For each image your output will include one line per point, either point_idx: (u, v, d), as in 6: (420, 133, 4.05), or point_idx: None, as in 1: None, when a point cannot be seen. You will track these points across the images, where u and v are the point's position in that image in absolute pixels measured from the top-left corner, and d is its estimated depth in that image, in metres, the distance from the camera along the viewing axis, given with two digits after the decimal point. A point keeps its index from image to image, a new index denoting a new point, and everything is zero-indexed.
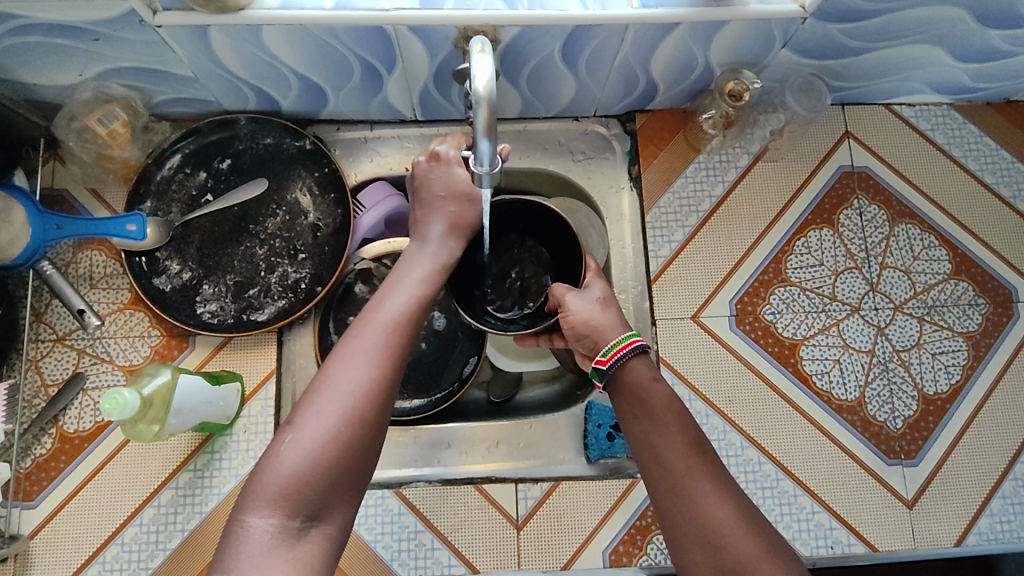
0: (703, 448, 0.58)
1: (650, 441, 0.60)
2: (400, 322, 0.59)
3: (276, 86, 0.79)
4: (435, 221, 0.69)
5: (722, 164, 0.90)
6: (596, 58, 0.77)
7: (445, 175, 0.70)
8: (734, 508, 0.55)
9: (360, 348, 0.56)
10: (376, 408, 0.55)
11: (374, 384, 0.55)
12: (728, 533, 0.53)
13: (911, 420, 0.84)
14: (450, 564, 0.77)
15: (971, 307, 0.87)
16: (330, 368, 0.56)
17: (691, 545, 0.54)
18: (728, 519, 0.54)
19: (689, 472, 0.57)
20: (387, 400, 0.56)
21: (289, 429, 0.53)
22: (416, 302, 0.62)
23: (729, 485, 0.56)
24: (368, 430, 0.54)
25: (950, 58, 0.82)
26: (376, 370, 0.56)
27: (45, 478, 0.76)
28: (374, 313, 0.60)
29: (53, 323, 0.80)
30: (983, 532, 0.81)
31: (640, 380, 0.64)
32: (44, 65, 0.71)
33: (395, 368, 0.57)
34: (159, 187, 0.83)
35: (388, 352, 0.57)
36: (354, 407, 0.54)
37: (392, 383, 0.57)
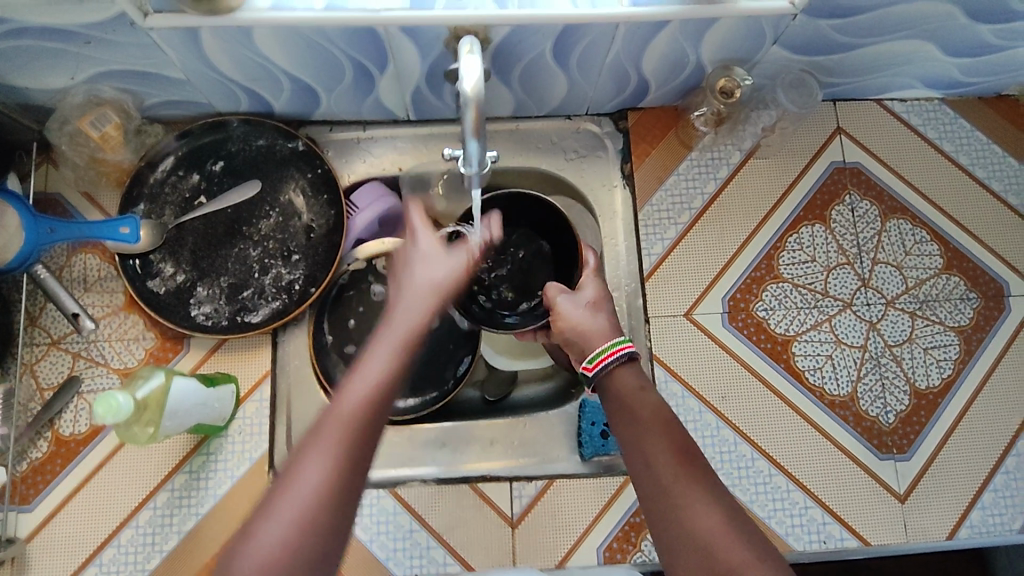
0: (691, 452, 0.59)
1: (638, 449, 0.60)
2: (364, 412, 0.54)
3: (268, 87, 0.79)
4: (411, 286, 0.63)
5: (715, 162, 0.90)
6: (588, 57, 0.77)
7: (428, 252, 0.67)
8: (722, 514, 0.55)
9: (326, 437, 0.52)
10: (337, 511, 0.50)
11: (333, 485, 0.50)
12: (717, 539, 0.53)
13: (903, 414, 0.84)
14: (446, 562, 0.78)
15: (962, 301, 0.88)
16: (296, 461, 0.51)
17: (681, 554, 0.54)
18: (717, 525, 0.54)
19: (678, 479, 0.57)
20: (354, 494, 0.52)
21: (254, 526, 0.49)
22: (383, 386, 0.55)
23: (718, 490, 0.56)
24: (336, 528, 0.50)
25: (940, 53, 0.83)
26: (338, 469, 0.51)
27: (42, 481, 0.77)
28: (338, 402, 0.54)
29: (48, 327, 0.80)
30: (975, 525, 0.81)
31: (627, 387, 0.64)
32: (36, 69, 0.72)
33: (365, 458, 0.53)
34: (152, 190, 0.84)
35: (359, 440, 0.52)
36: (313, 514, 0.49)
37: (361, 474, 0.52)
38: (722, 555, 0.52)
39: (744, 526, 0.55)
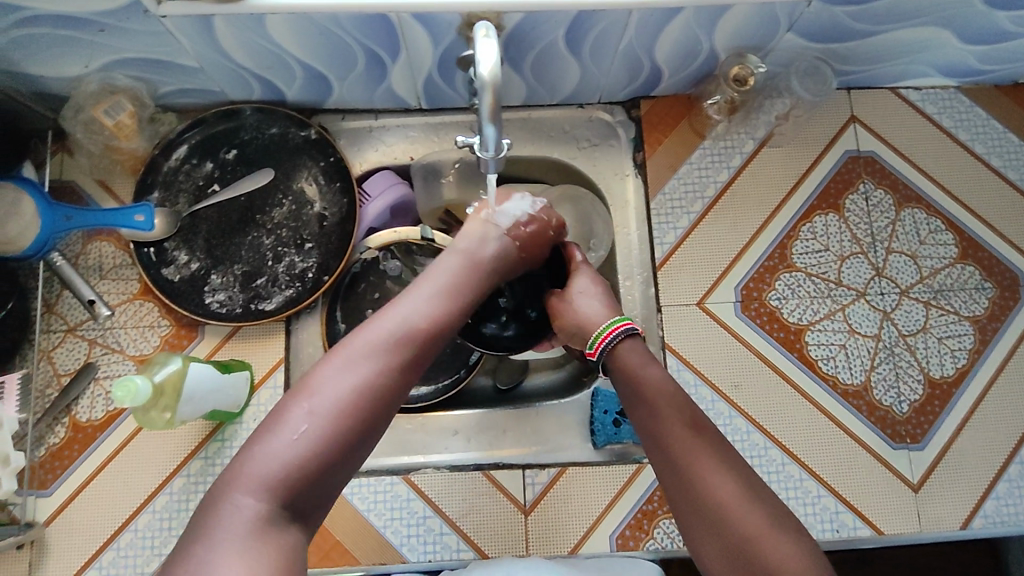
0: (701, 421, 0.59)
1: (648, 419, 0.60)
2: (425, 327, 0.59)
3: (281, 75, 0.80)
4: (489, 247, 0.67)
5: (728, 150, 0.90)
6: (601, 44, 0.77)
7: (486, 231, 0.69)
8: (738, 485, 0.55)
9: (366, 347, 0.55)
10: (382, 408, 0.55)
11: (386, 383, 0.55)
12: (732, 508, 0.54)
13: (917, 404, 0.84)
14: (459, 548, 0.78)
15: (977, 291, 0.87)
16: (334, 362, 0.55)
17: (701, 523, 0.55)
18: (732, 495, 0.54)
19: (691, 449, 0.57)
20: (385, 403, 0.55)
21: (283, 418, 0.53)
22: (444, 311, 0.61)
23: (731, 458, 0.57)
24: (372, 427, 0.54)
25: (956, 40, 0.82)
26: (395, 372, 0.55)
27: (60, 466, 0.77)
28: (402, 312, 0.59)
29: (64, 313, 0.81)
30: (989, 515, 0.81)
31: (634, 359, 0.65)
32: (51, 56, 0.72)
33: (400, 371, 0.56)
34: (166, 177, 0.84)
35: (400, 357, 0.56)
36: (361, 405, 0.53)
37: (396, 385, 0.56)
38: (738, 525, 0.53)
39: (758, 495, 0.55)
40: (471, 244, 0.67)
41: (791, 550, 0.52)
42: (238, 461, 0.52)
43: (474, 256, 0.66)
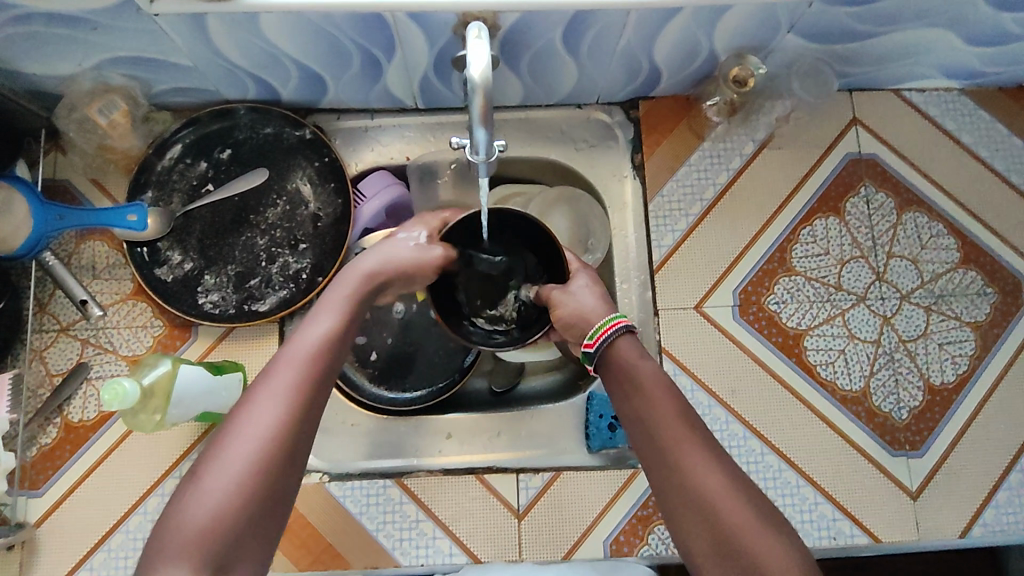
0: (691, 415, 0.58)
1: (637, 414, 0.59)
2: (320, 354, 0.55)
3: (275, 74, 0.79)
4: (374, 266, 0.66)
5: (727, 152, 0.89)
6: (599, 44, 0.76)
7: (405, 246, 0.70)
8: (726, 476, 0.54)
9: (274, 387, 0.52)
10: (291, 449, 0.50)
11: (287, 423, 0.50)
12: (719, 503, 0.52)
13: (917, 410, 0.83)
14: (451, 553, 0.77)
15: (979, 296, 0.86)
16: (243, 406, 0.51)
17: (688, 518, 0.53)
18: (719, 489, 0.53)
19: (679, 442, 0.55)
20: (307, 435, 0.52)
21: (193, 477, 0.48)
22: (337, 334, 0.57)
23: (721, 452, 0.56)
24: (283, 473, 0.49)
25: (960, 42, 0.81)
26: (294, 409, 0.51)
27: (51, 467, 0.77)
28: (293, 346, 0.55)
29: (57, 313, 0.80)
30: (989, 524, 0.80)
31: (626, 355, 0.63)
32: (43, 55, 0.71)
33: (315, 401, 0.53)
34: (160, 177, 0.83)
35: (311, 384, 0.53)
36: (267, 451, 0.49)
37: (313, 417, 0.53)
38: (725, 519, 0.52)
39: (748, 490, 0.53)
40: (375, 259, 0.67)
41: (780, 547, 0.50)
42: (154, 536, 0.47)
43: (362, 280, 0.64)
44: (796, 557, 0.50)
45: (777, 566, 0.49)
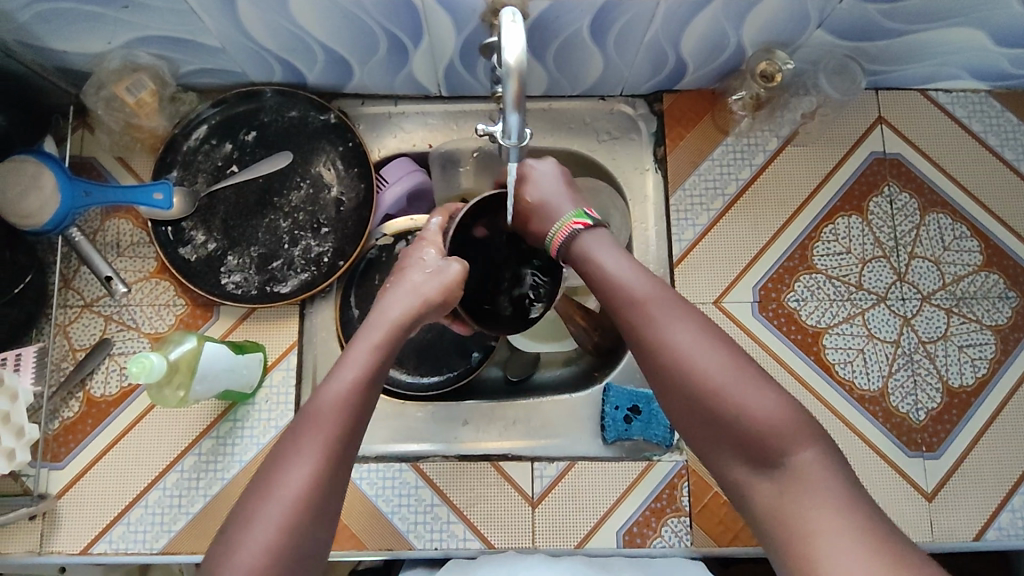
0: (661, 295, 0.61)
1: (617, 306, 0.63)
2: (346, 406, 0.55)
3: (302, 58, 0.79)
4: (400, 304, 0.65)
5: (751, 147, 0.88)
6: (625, 35, 0.76)
7: (432, 266, 0.69)
8: (697, 340, 0.57)
9: (301, 446, 0.52)
10: (320, 507, 0.51)
11: (315, 484, 0.51)
12: (701, 370, 0.55)
13: (935, 412, 0.82)
14: (465, 537, 0.78)
15: (1000, 300, 0.85)
16: (273, 465, 0.52)
17: (678, 396, 0.57)
18: (698, 356, 0.56)
19: (652, 317, 0.60)
20: (336, 494, 0.52)
21: (227, 536, 0.49)
22: (365, 383, 0.57)
23: (695, 322, 0.59)
24: (311, 531, 0.50)
25: (990, 42, 0.80)
26: (323, 470, 0.51)
27: (73, 440, 0.78)
28: (319, 395, 0.55)
29: (81, 289, 0.81)
30: (1004, 527, 0.80)
31: (594, 250, 0.67)
32: (76, 32, 0.72)
33: (342, 462, 0.53)
34: (186, 157, 0.84)
35: (337, 445, 0.53)
36: (295, 512, 0.49)
37: (339, 479, 0.53)
38: (709, 385, 0.55)
39: (729, 353, 0.56)
40: (401, 295, 0.66)
41: (769, 401, 0.53)
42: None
43: (390, 321, 0.63)
44: (775, 400, 0.54)
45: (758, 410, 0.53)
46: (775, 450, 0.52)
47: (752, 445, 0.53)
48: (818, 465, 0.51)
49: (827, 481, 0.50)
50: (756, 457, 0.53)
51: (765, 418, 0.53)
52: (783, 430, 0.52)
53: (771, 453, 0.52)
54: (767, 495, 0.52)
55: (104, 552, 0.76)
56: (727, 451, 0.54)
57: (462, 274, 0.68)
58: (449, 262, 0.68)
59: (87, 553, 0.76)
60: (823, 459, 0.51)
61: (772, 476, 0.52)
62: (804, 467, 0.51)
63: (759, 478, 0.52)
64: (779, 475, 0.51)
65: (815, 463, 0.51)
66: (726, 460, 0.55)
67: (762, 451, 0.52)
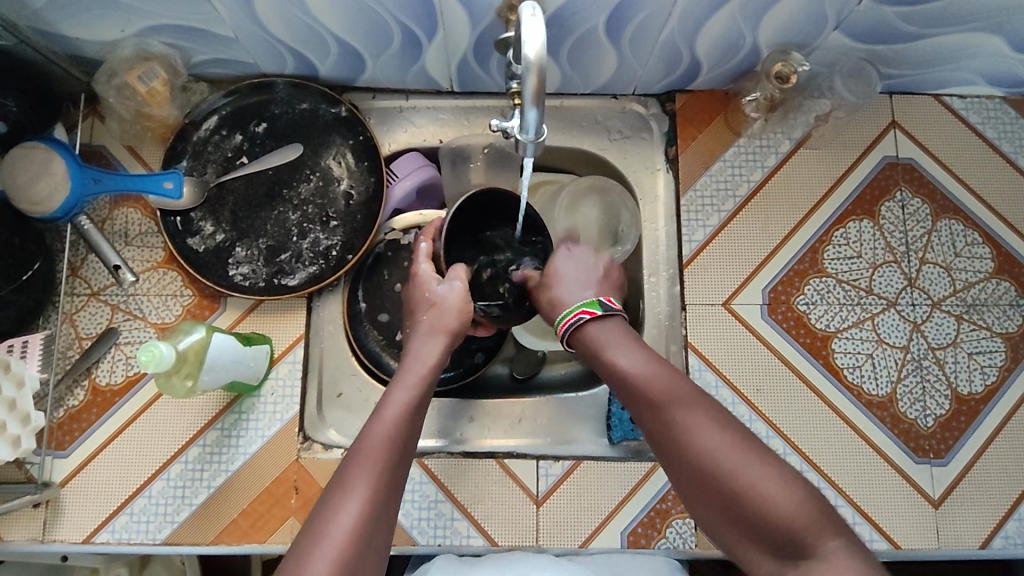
0: (677, 388, 0.61)
1: (633, 397, 0.63)
2: (388, 444, 0.58)
3: (316, 50, 0.79)
4: (428, 346, 0.68)
5: (763, 150, 0.88)
6: (641, 33, 0.76)
7: (439, 295, 0.71)
8: (716, 429, 0.57)
9: (349, 487, 0.55)
10: (370, 544, 0.53)
11: (364, 520, 0.54)
12: (724, 468, 0.55)
13: (943, 419, 0.82)
14: (469, 534, 0.78)
15: (1011, 307, 0.85)
16: (323, 506, 0.55)
17: (703, 495, 0.56)
18: (717, 448, 0.56)
19: (669, 409, 0.60)
20: (383, 529, 0.55)
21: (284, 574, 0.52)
22: (406, 423, 0.60)
23: (715, 417, 0.58)
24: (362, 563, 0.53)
25: (1006, 47, 0.79)
26: (371, 507, 0.55)
27: (78, 429, 0.78)
28: (362, 440, 0.59)
29: (88, 277, 0.81)
30: (1010, 536, 0.79)
31: (608, 344, 0.66)
32: (88, 19, 0.72)
33: (388, 498, 0.56)
34: (196, 147, 0.84)
35: (382, 483, 0.56)
36: (348, 547, 0.52)
37: (384, 516, 0.56)
38: (733, 484, 0.54)
39: (749, 446, 0.56)
40: (426, 333, 0.69)
41: (794, 495, 0.53)
42: None
43: (420, 366, 0.66)
44: (799, 490, 0.53)
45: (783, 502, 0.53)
46: (802, 548, 0.51)
47: (780, 543, 0.52)
48: (847, 556, 0.50)
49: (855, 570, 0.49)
50: (786, 550, 0.52)
51: (791, 515, 0.52)
52: (809, 522, 0.52)
53: (799, 550, 0.52)
54: None
55: (106, 542, 0.75)
56: (756, 548, 0.54)
57: (468, 299, 0.70)
58: (452, 285, 0.71)
59: (90, 542, 0.75)
60: (850, 550, 0.51)
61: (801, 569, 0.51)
62: (833, 561, 0.50)
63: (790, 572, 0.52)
64: (808, 568, 0.51)
65: (843, 553, 0.51)
66: (756, 558, 0.54)
67: (790, 544, 0.52)
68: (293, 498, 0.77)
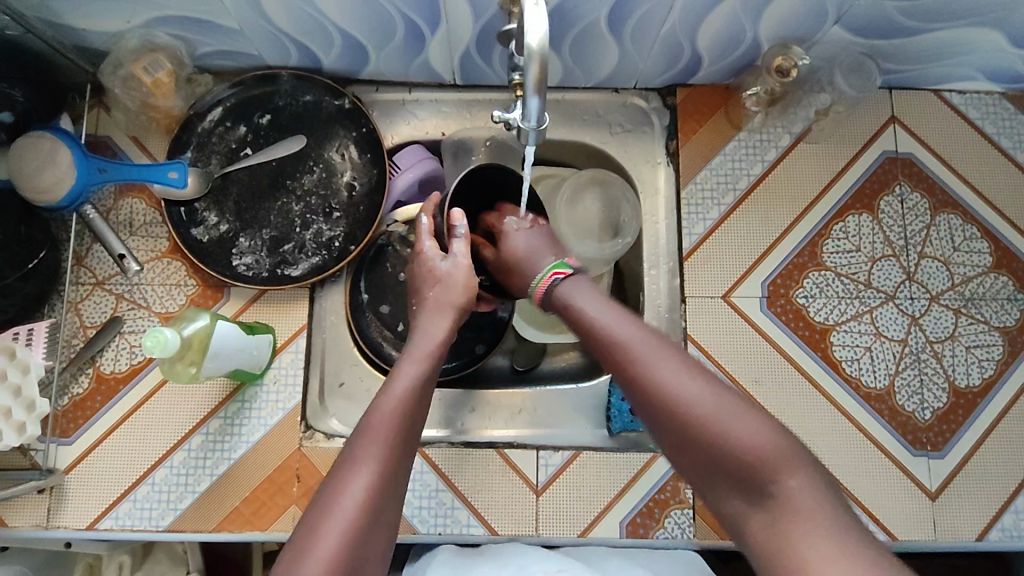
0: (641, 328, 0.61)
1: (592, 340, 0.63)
2: (398, 418, 0.59)
3: (320, 42, 0.80)
4: (434, 323, 0.69)
5: (763, 144, 0.88)
6: (643, 26, 0.76)
7: (443, 271, 0.72)
8: (673, 365, 0.57)
9: (358, 458, 0.56)
10: (380, 513, 0.54)
11: (375, 491, 0.54)
12: (685, 405, 0.55)
13: (940, 412, 0.82)
14: (469, 524, 0.78)
15: (1009, 302, 0.85)
16: (333, 478, 0.55)
17: (662, 431, 0.56)
18: (675, 384, 0.56)
19: (628, 349, 0.59)
20: (391, 506, 0.56)
21: (297, 542, 0.52)
22: (417, 398, 0.61)
23: (672, 354, 0.58)
24: (374, 534, 0.53)
25: (1005, 43, 0.80)
26: (382, 479, 0.55)
27: (82, 417, 0.78)
28: (371, 413, 0.59)
29: (93, 267, 0.82)
30: (1007, 528, 0.80)
31: (571, 292, 0.67)
32: (95, 10, 0.73)
33: (396, 477, 0.57)
34: (200, 139, 0.84)
35: (392, 456, 0.57)
36: (361, 517, 0.53)
37: (394, 489, 0.56)
38: (697, 420, 0.54)
39: (715, 384, 0.56)
40: (433, 309, 0.70)
41: (757, 431, 0.53)
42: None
43: (427, 345, 0.67)
44: (758, 424, 0.53)
45: (741, 434, 0.52)
46: (764, 481, 0.51)
47: (742, 479, 0.52)
48: (809, 494, 0.50)
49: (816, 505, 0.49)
50: (747, 487, 0.52)
51: (753, 449, 0.52)
52: (769, 457, 0.51)
53: (761, 484, 0.51)
54: (760, 525, 0.51)
55: (110, 528, 0.76)
56: (718, 483, 0.54)
57: (472, 274, 0.72)
58: (455, 260, 0.72)
59: (93, 528, 0.76)
60: (813, 485, 0.51)
61: (763, 505, 0.51)
62: (795, 495, 0.50)
63: (753, 510, 0.52)
64: (769, 505, 0.51)
65: (805, 489, 0.50)
66: (719, 496, 0.54)
67: (751, 480, 0.52)
68: (295, 486, 0.78)
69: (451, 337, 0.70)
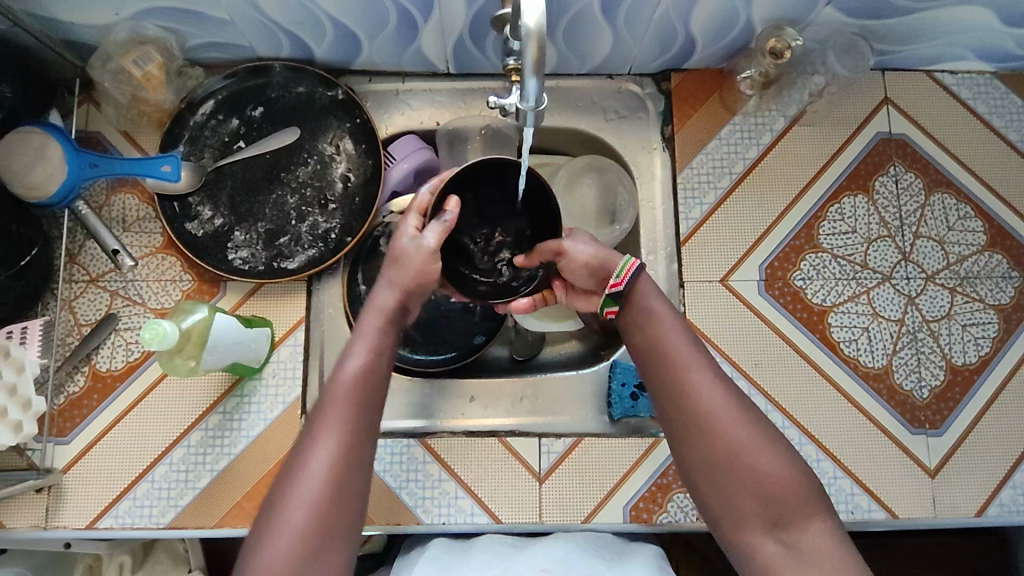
0: (703, 354, 0.66)
1: (650, 352, 0.66)
2: (354, 385, 0.61)
3: (311, 32, 0.79)
4: (386, 288, 0.67)
5: (758, 127, 0.88)
6: (636, 11, 0.76)
7: (404, 250, 0.66)
8: (726, 395, 0.63)
9: (321, 428, 0.59)
10: (345, 482, 0.57)
11: (336, 461, 0.57)
12: (734, 433, 0.61)
13: (938, 390, 0.83)
14: (473, 512, 0.78)
15: (1004, 280, 0.86)
16: (299, 448, 0.59)
17: (703, 451, 0.61)
18: (727, 413, 0.62)
19: (688, 369, 0.64)
20: (358, 472, 0.58)
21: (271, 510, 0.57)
22: (372, 367, 0.62)
23: (724, 383, 0.64)
24: (341, 503, 0.57)
25: (996, 20, 0.80)
26: (342, 448, 0.58)
27: (79, 415, 0.78)
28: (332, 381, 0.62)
29: (87, 264, 0.81)
30: (1006, 504, 0.80)
31: (638, 298, 0.69)
32: (82, 3, 0.72)
33: (363, 436, 0.60)
34: (193, 132, 0.84)
35: (351, 427, 0.59)
36: (324, 488, 0.57)
37: (359, 457, 0.59)
38: (741, 446, 0.61)
39: (756, 420, 0.63)
40: (386, 278, 0.67)
41: (787, 469, 0.60)
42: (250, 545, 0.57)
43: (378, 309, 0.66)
44: (789, 466, 0.61)
45: (775, 470, 0.60)
46: (790, 518, 0.59)
47: (771, 510, 0.59)
48: (829, 538, 0.58)
49: (835, 547, 0.57)
50: (774, 520, 0.59)
51: (787, 489, 0.59)
52: (796, 496, 0.59)
53: (788, 519, 0.59)
54: (779, 559, 0.58)
55: (111, 527, 0.76)
56: (746, 513, 0.60)
57: (432, 262, 0.66)
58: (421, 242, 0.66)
59: (94, 527, 0.75)
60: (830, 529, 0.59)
61: (783, 541, 0.58)
62: (817, 534, 0.58)
63: (773, 542, 0.58)
64: (791, 540, 0.58)
65: (825, 533, 0.58)
66: (739, 523, 0.60)
67: (780, 515, 0.59)
68: None
69: (407, 304, 0.67)
